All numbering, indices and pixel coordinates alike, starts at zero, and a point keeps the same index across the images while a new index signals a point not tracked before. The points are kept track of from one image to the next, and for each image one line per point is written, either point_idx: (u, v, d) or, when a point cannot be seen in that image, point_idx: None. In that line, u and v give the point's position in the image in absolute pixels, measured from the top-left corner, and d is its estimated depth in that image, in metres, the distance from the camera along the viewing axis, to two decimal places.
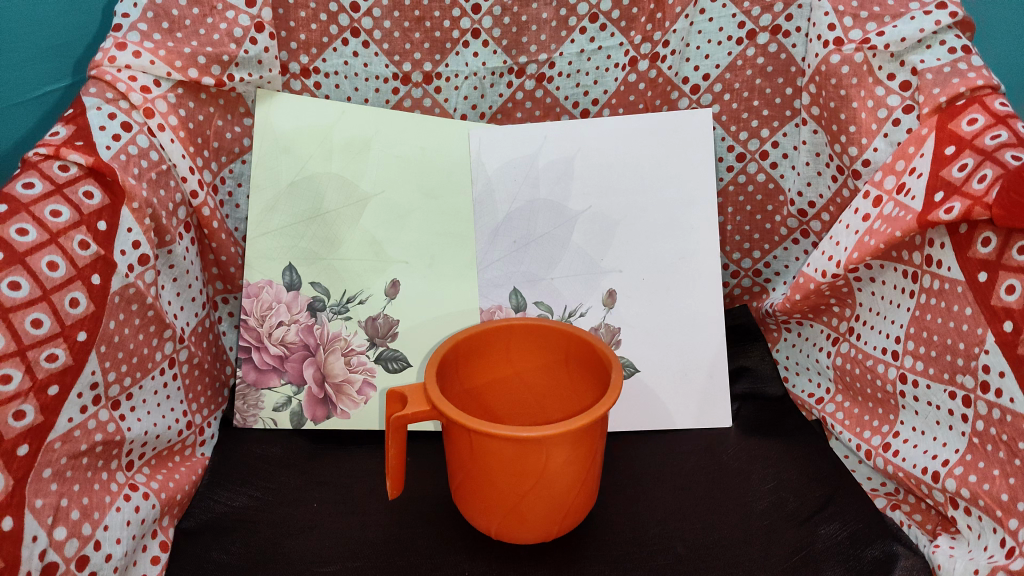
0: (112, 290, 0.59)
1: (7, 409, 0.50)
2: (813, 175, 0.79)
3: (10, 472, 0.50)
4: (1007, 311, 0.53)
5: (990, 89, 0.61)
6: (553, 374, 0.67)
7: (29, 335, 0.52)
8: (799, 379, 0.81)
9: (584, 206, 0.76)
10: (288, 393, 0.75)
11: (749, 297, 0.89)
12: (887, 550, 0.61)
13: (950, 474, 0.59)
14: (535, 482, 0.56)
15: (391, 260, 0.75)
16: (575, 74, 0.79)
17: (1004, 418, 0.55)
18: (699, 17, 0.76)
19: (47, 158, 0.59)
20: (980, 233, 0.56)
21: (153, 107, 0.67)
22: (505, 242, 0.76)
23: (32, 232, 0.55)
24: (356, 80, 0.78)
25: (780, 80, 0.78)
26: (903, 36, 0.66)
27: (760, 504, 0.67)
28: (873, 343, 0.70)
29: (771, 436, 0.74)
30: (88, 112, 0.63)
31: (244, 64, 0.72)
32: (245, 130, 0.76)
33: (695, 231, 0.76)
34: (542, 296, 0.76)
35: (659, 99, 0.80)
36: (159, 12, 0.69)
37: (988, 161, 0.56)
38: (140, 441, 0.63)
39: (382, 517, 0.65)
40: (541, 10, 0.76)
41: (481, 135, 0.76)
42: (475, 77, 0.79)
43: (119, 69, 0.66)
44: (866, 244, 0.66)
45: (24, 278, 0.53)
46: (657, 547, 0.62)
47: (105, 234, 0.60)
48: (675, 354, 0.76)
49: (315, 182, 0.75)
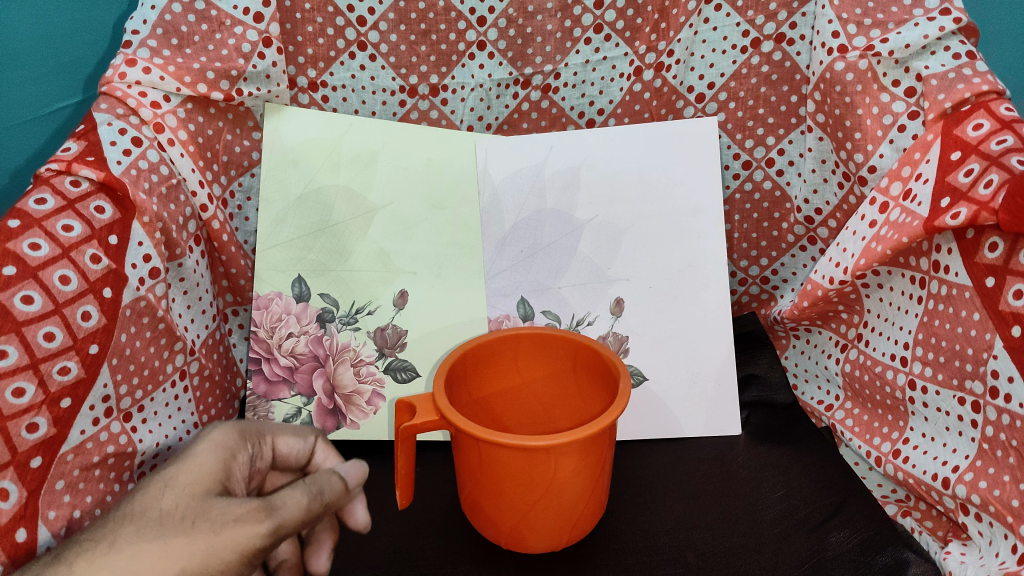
0: (122, 303, 0.60)
1: (21, 421, 0.51)
2: (819, 183, 0.79)
3: (23, 484, 0.51)
4: (1015, 316, 0.53)
5: (995, 94, 0.61)
6: (562, 383, 0.67)
7: (42, 348, 0.53)
8: (808, 387, 0.81)
9: (590, 215, 0.76)
10: (299, 404, 0.75)
11: (757, 305, 0.89)
12: (898, 557, 0.60)
13: (960, 480, 0.59)
14: (544, 491, 0.56)
15: (399, 271, 0.76)
16: (580, 84, 0.80)
17: (1013, 423, 0.54)
18: (703, 26, 0.76)
19: (59, 173, 0.60)
20: (987, 238, 0.56)
21: (163, 122, 0.68)
22: (512, 252, 0.76)
23: (44, 246, 0.56)
24: (363, 93, 0.79)
25: (785, 88, 0.78)
26: (907, 42, 0.66)
27: (770, 512, 0.66)
28: (882, 350, 0.70)
29: (781, 444, 0.74)
30: (99, 128, 0.64)
31: (252, 79, 0.73)
32: (253, 144, 0.77)
33: (701, 240, 0.76)
34: (550, 305, 0.76)
35: (664, 108, 0.80)
36: (168, 29, 0.69)
37: (994, 166, 0.56)
38: (151, 453, 0.64)
39: (392, 528, 0.65)
40: (546, 22, 0.77)
41: (488, 146, 0.77)
42: (481, 89, 0.80)
43: (129, 85, 0.67)
44: (873, 251, 0.66)
45: (36, 292, 0.54)
46: (667, 556, 0.62)
47: (116, 247, 0.60)
48: (683, 362, 0.76)
49: (324, 194, 0.75)
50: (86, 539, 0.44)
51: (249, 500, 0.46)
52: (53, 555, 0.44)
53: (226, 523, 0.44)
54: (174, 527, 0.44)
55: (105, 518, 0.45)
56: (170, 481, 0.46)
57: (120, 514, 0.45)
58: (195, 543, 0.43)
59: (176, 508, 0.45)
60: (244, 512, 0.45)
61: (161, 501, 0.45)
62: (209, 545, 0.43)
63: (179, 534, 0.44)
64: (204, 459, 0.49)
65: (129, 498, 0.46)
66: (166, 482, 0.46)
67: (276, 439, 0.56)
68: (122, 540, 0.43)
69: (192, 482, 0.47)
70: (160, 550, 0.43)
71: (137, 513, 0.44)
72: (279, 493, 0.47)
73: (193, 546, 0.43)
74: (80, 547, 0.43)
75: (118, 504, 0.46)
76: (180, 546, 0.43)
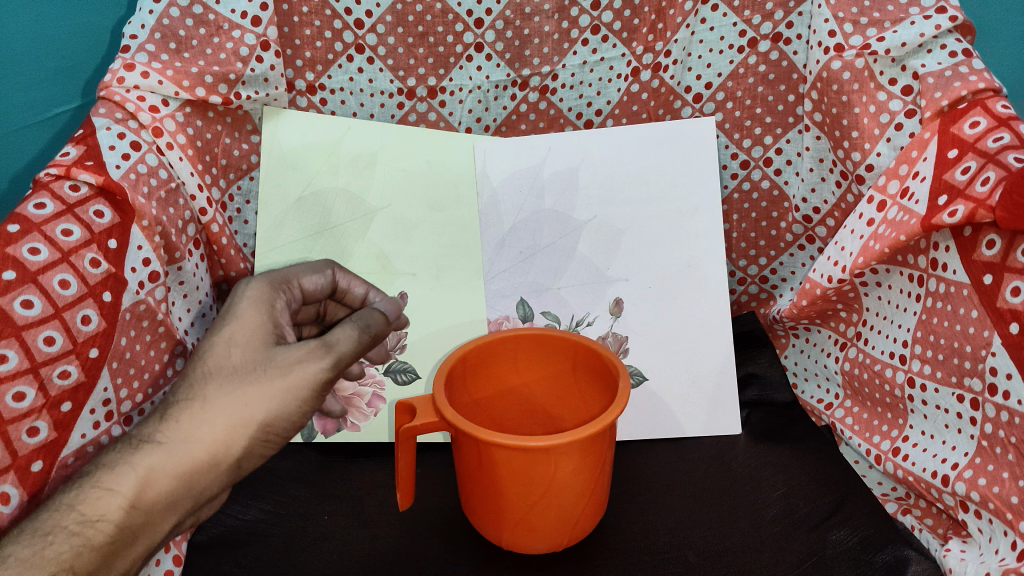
0: (122, 307, 0.60)
1: (21, 426, 0.51)
2: (817, 182, 0.79)
3: (24, 488, 0.51)
4: (1013, 312, 0.53)
5: (992, 92, 0.61)
6: (561, 383, 0.67)
7: (42, 352, 0.53)
8: (808, 386, 0.81)
9: (589, 216, 0.76)
10: None
11: (756, 304, 0.89)
12: (899, 555, 0.61)
13: (960, 477, 0.59)
14: (544, 492, 0.56)
15: (398, 272, 0.76)
16: (578, 85, 0.80)
17: (1012, 420, 0.54)
18: (699, 27, 0.77)
19: (58, 178, 0.60)
20: (984, 236, 0.56)
21: (162, 126, 0.68)
22: (511, 253, 0.76)
23: (43, 251, 0.56)
24: (361, 95, 0.79)
25: (782, 87, 0.78)
26: (903, 41, 0.66)
27: (771, 511, 0.66)
28: (881, 348, 0.70)
29: (781, 443, 0.74)
30: (97, 132, 0.64)
31: (251, 82, 0.72)
32: (252, 147, 0.77)
33: (699, 240, 0.76)
34: (549, 305, 0.76)
35: (661, 108, 0.81)
36: (166, 33, 0.69)
37: (991, 164, 0.56)
38: None
39: (392, 530, 0.65)
40: (543, 23, 0.77)
41: (486, 148, 0.77)
42: (479, 90, 0.80)
43: (127, 89, 0.67)
44: (871, 249, 0.66)
45: (36, 297, 0.54)
46: (667, 556, 0.62)
47: (115, 251, 0.61)
48: (683, 361, 0.76)
49: (322, 197, 0.75)
50: (176, 393, 0.51)
51: (304, 343, 0.52)
52: (154, 409, 0.52)
53: (292, 365, 0.51)
54: (251, 371, 0.51)
55: (183, 373, 0.52)
56: (229, 336, 0.52)
57: (196, 373, 0.51)
58: (274, 381, 0.51)
59: (247, 355, 0.52)
60: (304, 353, 0.52)
61: (229, 359, 0.52)
62: (284, 383, 0.51)
63: (257, 376, 0.51)
64: (250, 314, 0.54)
65: (198, 354, 0.52)
66: (225, 338, 0.52)
67: (301, 281, 0.62)
68: (209, 386, 0.51)
69: (249, 334, 0.53)
70: (246, 391, 0.51)
71: (212, 365, 0.51)
72: (329, 333, 0.53)
73: (273, 388, 0.51)
74: (176, 396, 0.51)
75: (189, 361, 0.52)
76: (262, 386, 0.51)
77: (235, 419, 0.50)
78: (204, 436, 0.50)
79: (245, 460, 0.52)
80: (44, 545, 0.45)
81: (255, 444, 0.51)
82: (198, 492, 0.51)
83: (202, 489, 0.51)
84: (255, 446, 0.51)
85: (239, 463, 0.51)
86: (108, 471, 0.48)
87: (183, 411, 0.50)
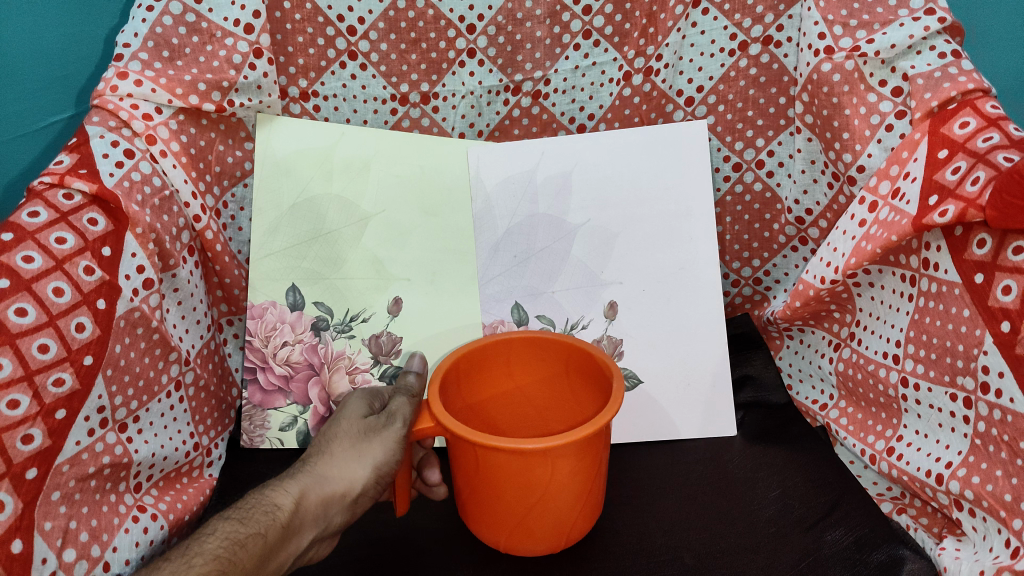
0: (117, 315, 0.60)
1: (15, 433, 0.51)
2: (809, 184, 0.80)
3: (19, 495, 0.51)
4: (1004, 311, 0.54)
5: (981, 92, 0.62)
6: (553, 387, 0.67)
7: (37, 360, 0.53)
8: (803, 387, 0.81)
9: (583, 219, 0.76)
10: (294, 413, 0.76)
11: (750, 305, 0.89)
12: (893, 554, 0.61)
13: (954, 476, 0.59)
14: (541, 493, 0.56)
15: (393, 278, 0.76)
16: (570, 90, 0.80)
17: (1004, 418, 0.55)
18: (691, 31, 0.77)
19: (52, 186, 0.61)
20: (975, 235, 0.56)
21: (155, 134, 0.68)
22: (506, 258, 0.77)
23: (38, 258, 0.56)
24: (355, 102, 0.80)
25: (773, 90, 0.79)
26: (892, 42, 0.67)
27: (768, 512, 0.67)
28: (874, 348, 0.70)
29: (775, 444, 0.75)
30: (91, 141, 0.64)
31: (244, 89, 0.72)
32: (246, 154, 0.77)
33: (693, 242, 0.76)
34: (544, 309, 0.76)
35: (653, 112, 0.81)
36: (159, 41, 0.69)
37: (981, 164, 0.57)
38: (148, 462, 0.64)
39: (390, 535, 0.66)
40: (535, 29, 0.77)
41: (480, 154, 0.77)
42: (472, 96, 0.80)
43: (121, 97, 0.67)
44: (863, 250, 0.66)
45: (30, 304, 0.54)
46: (664, 557, 0.62)
47: (110, 259, 0.61)
48: (679, 364, 0.76)
49: (316, 204, 0.76)
50: (311, 450, 0.59)
51: (386, 410, 0.59)
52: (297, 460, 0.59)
53: (383, 424, 0.58)
54: (360, 429, 0.59)
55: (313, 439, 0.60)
56: (341, 413, 0.61)
57: (322, 437, 0.59)
58: (380, 434, 0.58)
59: (356, 420, 0.59)
60: (388, 416, 0.59)
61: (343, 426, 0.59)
62: (381, 438, 0.57)
63: (364, 434, 0.58)
64: (352, 401, 0.62)
65: (321, 432, 0.61)
66: (338, 416, 0.60)
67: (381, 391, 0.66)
68: (333, 443, 0.58)
69: (353, 411, 0.61)
70: (359, 443, 0.57)
71: (331, 431, 0.59)
72: (394, 403, 0.60)
73: (374, 441, 0.57)
74: (309, 452, 0.59)
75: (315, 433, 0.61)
76: (368, 441, 0.58)
77: (353, 463, 0.57)
78: (334, 475, 0.57)
79: (366, 498, 0.58)
80: (243, 515, 0.52)
81: (375, 486, 0.58)
82: (335, 517, 0.57)
83: (340, 515, 0.57)
84: (377, 486, 0.58)
85: (364, 499, 0.58)
86: (279, 481, 0.56)
87: (318, 458, 0.58)
